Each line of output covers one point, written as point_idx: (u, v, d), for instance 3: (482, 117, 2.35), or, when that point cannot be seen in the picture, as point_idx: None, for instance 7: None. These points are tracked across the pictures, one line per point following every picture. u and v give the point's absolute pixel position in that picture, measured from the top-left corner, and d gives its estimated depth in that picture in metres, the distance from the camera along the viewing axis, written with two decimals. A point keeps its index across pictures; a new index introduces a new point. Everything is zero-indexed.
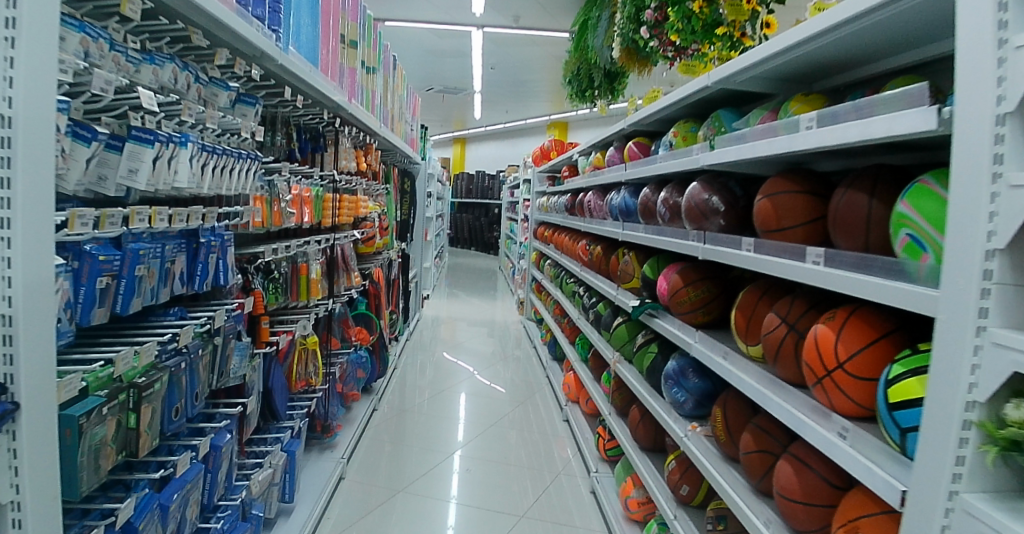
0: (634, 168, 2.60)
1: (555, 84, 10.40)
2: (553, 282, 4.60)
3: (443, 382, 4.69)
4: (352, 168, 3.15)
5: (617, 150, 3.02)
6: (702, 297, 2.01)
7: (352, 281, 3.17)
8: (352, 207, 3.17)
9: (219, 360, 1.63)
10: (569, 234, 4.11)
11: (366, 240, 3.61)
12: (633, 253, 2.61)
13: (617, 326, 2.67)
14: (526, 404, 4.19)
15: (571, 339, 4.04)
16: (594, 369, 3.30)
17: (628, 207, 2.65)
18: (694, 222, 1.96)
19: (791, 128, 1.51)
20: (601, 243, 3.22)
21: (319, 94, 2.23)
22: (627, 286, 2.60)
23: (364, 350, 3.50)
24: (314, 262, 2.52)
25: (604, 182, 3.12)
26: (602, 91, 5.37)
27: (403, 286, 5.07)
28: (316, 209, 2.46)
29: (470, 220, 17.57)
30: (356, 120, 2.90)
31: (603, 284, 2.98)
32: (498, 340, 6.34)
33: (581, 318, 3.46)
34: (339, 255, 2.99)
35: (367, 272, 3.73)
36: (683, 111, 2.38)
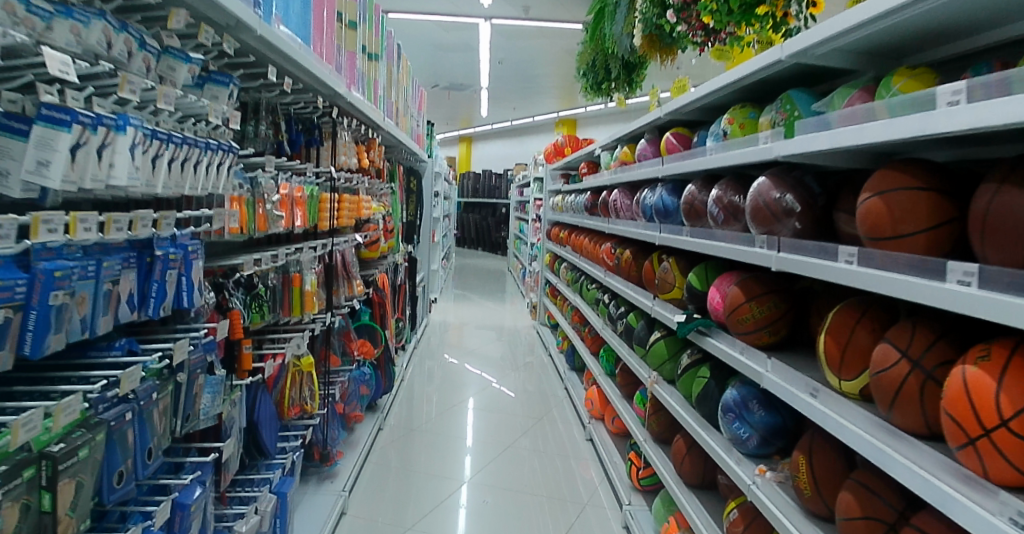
0: (674, 163, 2.26)
1: (565, 79, 10.06)
2: (572, 287, 4.27)
3: (452, 393, 4.36)
4: (353, 164, 2.83)
5: (649, 143, 2.69)
6: (768, 315, 1.68)
7: (354, 290, 2.85)
8: (353, 209, 2.84)
9: (183, 400, 1.31)
10: (589, 235, 3.77)
11: (369, 244, 3.30)
12: (672, 258, 2.27)
13: (654, 342, 2.33)
14: (544, 419, 3.86)
15: (593, 350, 3.71)
16: (623, 387, 2.97)
17: (667, 207, 2.32)
18: (761, 226, 1.62)
19: (903, 108, 1.17)
20: (630, 246, 2.89)
21: (312, 77, 1.91)
22: (666, 297, 2.27)
23: (367, 365, 3.18)
24: (309, 272, 2.20)
25: (634, 178, 2.79)
26: (620, 83, 5.02)
27: (410, 291, 4.75)
28: (310, 211, 2.14)
29: (477, 219, 17.25)
30: (356, 111, 2.57)
31: (634, 293, 2.65)
32: (510, 346, 6.00)
33: (607, 329, 3.12)
34: (339, 262, 2.67)
35: (372, 279, 3.42)
36: (735, 94, 2.04)
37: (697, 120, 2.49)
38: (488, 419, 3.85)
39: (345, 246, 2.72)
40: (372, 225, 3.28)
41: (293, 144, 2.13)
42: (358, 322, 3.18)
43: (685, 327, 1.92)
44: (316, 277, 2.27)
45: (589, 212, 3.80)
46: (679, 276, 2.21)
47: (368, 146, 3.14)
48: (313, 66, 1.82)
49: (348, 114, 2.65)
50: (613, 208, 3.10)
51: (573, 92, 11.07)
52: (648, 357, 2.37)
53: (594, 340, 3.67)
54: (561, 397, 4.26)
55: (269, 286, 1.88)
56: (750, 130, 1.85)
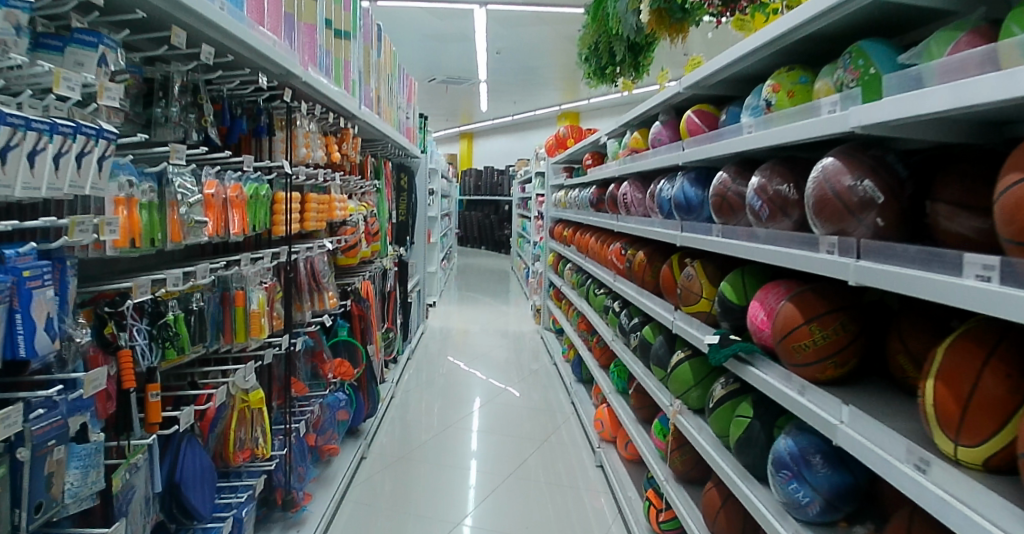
0: (699, 147, 1.86)
1: (567, 69, 9.62)
2: (577, 292, 3.87)
3: (450, 408, 3.95)
4: (322, 159, 2.44)
5: (665, 126, 2.28)
6: (834, 340, 1.29)
7: (326, 304, 2.45)
8: (322, 210, 2.44)
9: (27, 485, 0.91)
10: (596, 235, 3.37)
11: (347, 250, 2.90)
12: (697, 262, 1.88)
13: (676, 364, 1.94)
14: (550, 440, 3.39)
15: (603, 363, 3.30)
16: (638, 409, 2.56)
17: (689, 201, 1.91)
18: (826, 223, 1.22)
19: None
20: (644, 247, 2.48)
21: (250, 50, 1.53)
22: (688, 309, 1.87)
23: (347, 387, 2.78)
24: (257, 288, 1.80)
25: (647, 168, 2.38)
26: (625, 66, 4.60)
27: (402, 298, 4.36)
28: (254, 214, 1.75)
29: (480, 217, 16.82)
30: (318, 94, 2.18)
31: (650, 302, 2.26)
32: (514, 352, 5.59)
33: (619, 342, 2.72)
34: (305, 272, 2.26)
35: (350, 287, 2.98)
36: (775, 59, 1.63)
37: (723, 96, 2.08)
38: (490, 439, 3.41)
39: (314, 253, 2.31)
40: (350, 227, 2.87)
41: (231, 133, 1.74)
42: (334, 338, 2.76)
43: (720, 354, 1.53)
44: (269, 293, 1.88)
45: (595, 209, 3.39)
46: (706, 283, 1.81)
47: (343, 135, 2.67)
48: (250, 35, 1.45)
49: (311, 98, 2.25)
50: (622, 203, 2.69)
51: (576, 82, 10.63)
52: (669, 381, 1.98)
53: (605, 352, 3.26)
54: (568, 412, 3.81)
55: (195, 311, 1.48)
56: (800, 99, 1.45)
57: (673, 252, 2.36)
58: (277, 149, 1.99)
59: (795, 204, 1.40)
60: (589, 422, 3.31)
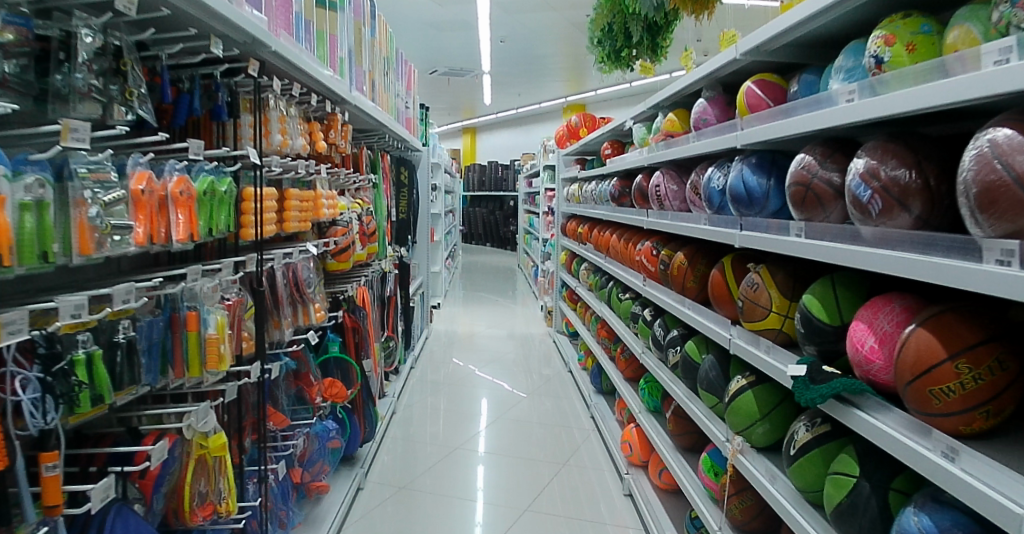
0: (765, 126, 1.49)
1: (574, 57, 9.22)
2: (595, 294, 3.51)
3: (459, 422, 3.59)
4: (307, 148, 2.08)
5: (711, 103, 1.90)
6: (988, 385, 0.92)
7: (309, 318, 2.08)
8: (304, 208, 2.07)
9: None
10: (619, 233, 2.98)
11: (337, 254, 2.51)
12: (761, 266, 1.52)
13: (736, 393, 1.59)
14: (570, 463, 3.00)
15: (630, 376, 2.92)
16: (677, 436, 2.17)
17: (751, 192, 1.55)
18: (996, 217, 0.83)
19: None
20: (683, 247, 2.12)
21: (195, 7, 1.17)
22: (751, 325, 1.52)
23: (340, 409, 2.43)
24: (218, 306, 1.45)
25: (687, 155, 2.01)
26: (643, 48, 4.17)
27: (403, 303, 4.00)
28: (210, 216, 1.39)
29: (485, 213, 16.43)
30: (294, 70, 1.80)
31: (695, 313, 1.90)
32: (524, 355, 5.22)
33: (652, 357, 2.36)
34: (284, 282, 1.89)
35: (341, 296, 2.60)
36: (871, 7, 1.25)
37: (785, 63, 1.70)
38: (501, 462, 3.01)
39: (294, 259, 1.94)
40: (341, 227, 2.50)
41: (177, 112, 1.38)
42: (324, 356, 2.38)
43: (815, 392, 1.18)
44: (235, 312, 1.52)
45: (617, 204, 3.01)
46: (777, 295, 1.45)
47: (332, 120, 2.28)
48: None
49: (287, 75, 1.87)
50: (654, 196, 2.32)
51: (583, 71, 10.17)
52: (726, 412, 1.63)
53: (632, 364, 2.88)
54: (588, 428, 3.40)
55: (122, 345, 1.13)
56: (924, 53, 1.07)
57: (720, 253, 1.99)
58: (246, 136, 1.63)
59: (918, 193, 1.06)
60: (614, 442, 2.92)
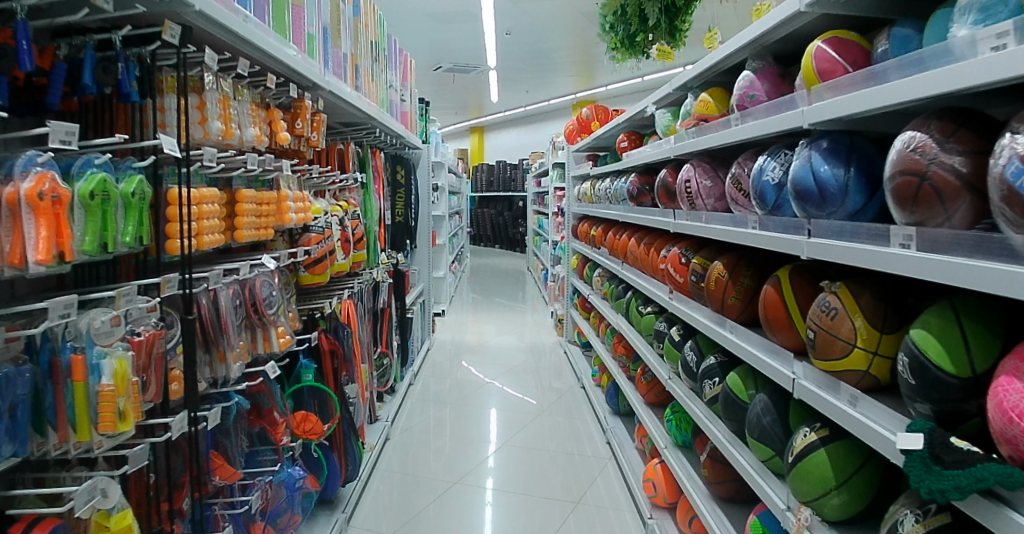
0: (844, 98, 1.14)
1: (583, 50, 8.83)
2: (611, 304, 3.14)
3: (462, 444, 3.19)
4: (265, 140, 1.73)
5: (759, 76, 1.55)
6: None
7: (266, 345, 1.71)
8: (262, 213, 1.71)
9: None
10: (639, 237, 2.60)
11: (311, 265, 2.12)
12: (838, 284, 1.19)
13: (802, 450, 1.23)
14: (585, 501, 2.53)
15: (653, 401, 2.52)
16: (715, 486, 1.76)
17: (822, 186, 1.21)
18: None
19: None
20: (723, 254, 1.74)
21: None
22: (822, 364, 1.18)
23: (314, 447, 2.04)
24: (120, 347, 1.06)
25: (726, 142, 1.64)
26: (660, 32, 3.77)
27: (399, 315, 3.64)
28: (107, 225, 1.03)
29: (494, 214, 16.05)
30: (242, 43, 1.46)
31: (743, 339, 1.54)
32: (534, 367, 4.82)
33: (682, 385, 1.98)
34: (232, 305, 1.53)
35: (319, 313, 2.20)
36: None
37: (861, 18, 1.32)
38: (508, 495, 2.60)
39: (242, 274, 1.57)
40: (315, 234, 2.12)
41: (51, 88, 1.03)
42: (296, 385, 2.00)
43: (947, 481, 0.81)
44: (139, 356, 1.11)
45: (636, 203, 2.63)
46: (863, 324, 1.11)
47: (300, 106, 1.92)
48: None
49: (230, 48, 1.53)
50: (683, 194, 1.94)
51: (592, 64, 9.75)
52: (788, 475, 1.27)
53: (655, 388, 2.48)
54: (604, 455, 2.93)
55: None
56: None
57: (769, 263, 1.60)
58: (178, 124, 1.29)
59: None
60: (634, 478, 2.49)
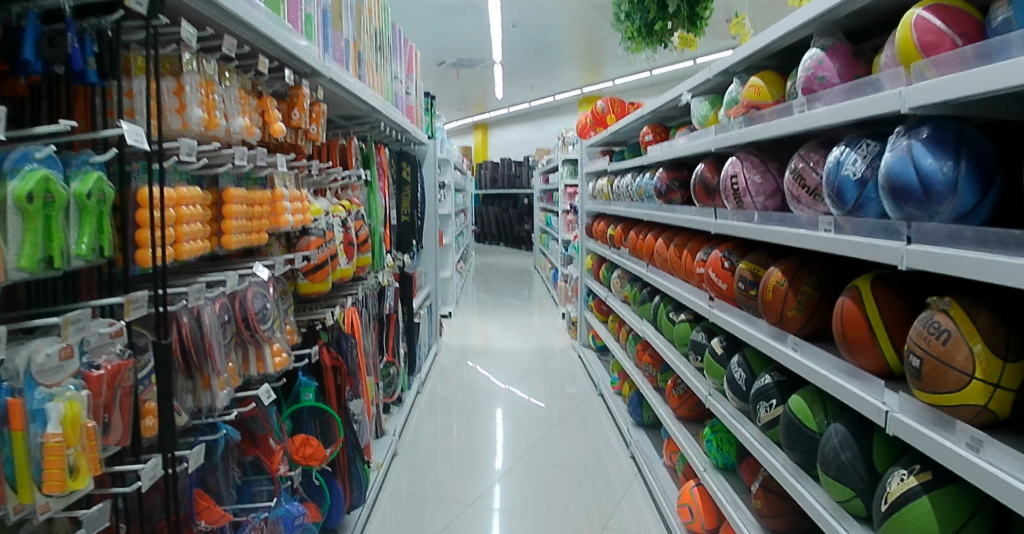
0: (949, 76, 0.94)
1: (590, 43, 8.59)
2: (633, 308, 2.93)
3: (473, 457, 2.97)
4: (257, 132, 1.52)
5: (831, 55, 1.35)
6: None
7: (259, 364, 1.51)
8: (252, 215, 1.50)
9: None
10: (668, 237, 2.39)
11: (311, 272, 1.91)
12: (949, 300, 0.96)
13: (898, 499, 0.99)
14: (610, 525, 2.30)
15: (685, 416, 2.30)
16: (769, 521, 1.51)
17: (926, 180, 0.99)
18: None
19: None
20: (780, 259, 1.52)
21: None
22: (928, 397, 0.95)
23: (314, 473, 1.82)
24: (71, 388, 0.85)
25: (785, 132, 1.43)
26: (680, 20, 3.57)
27: (405, 320, 3.43)
28: (52, 235, 0.83)
29: (499, 212, 15.82)
30: (228, 19, 1.25)
31: (807, 359, 1.33)
32: (547, 371, 4.61)
33: (728, 404, 1.76)
34: (217, 322, 1.33)
35: (320, 325, 2.00)
36: None
37: None
38: (525, 518, 2.37)
39: (230, 287, 1.36)
40: (315, 238, 1.90)
41: None
42: (295, 405, 1.79)
43: None
44: (95, 395, 0.89)
45: (664, 201, 2.42)
46: (983, 351, 0.89)
47: (297, 94, 1.70)
48: None
49: (213, 24, 1.31)
50: (727, 191, 1.73)
51: (599, 57, 9.51)
52: (879, 527, 1.03)
53: (689, 402, 2.25)
54: (629, 473, 2.72)
55: None
56: None
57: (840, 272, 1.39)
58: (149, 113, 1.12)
59: None
60: (669, 507, 2.22)
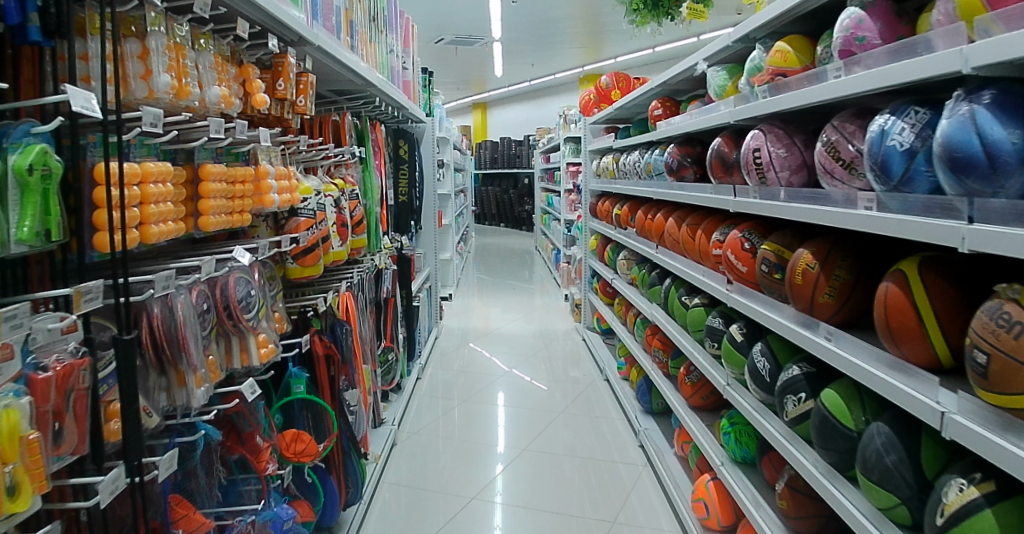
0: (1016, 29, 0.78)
1: (591, 19, 8.34)
2: (642, 290, 2.81)
3: (476, 446, 2.88)
4: (239, 103, 1.38)
5: (870, 13, 1.20)
6: None
7: (243, 356, 1.40)
8: (233, 194, 1.37)
9: None
10: (680, 217, 2.26)
11: (301, 255, 1.79)
12: (1019, 288, 0.83)
13: (955, 511, 0.89)
14: (621, 519, 2.21)
15: (697, 406, 2.21)
16: (794, 522, 1.43)
17: (994, 152, 0.86)
18: None
19: None
20: (810, 240, 1.40)
21: None
22: (992, 397, 0.84)
23: (308, 469, 1.73)
24: (12, 394, 0.74)
25: (816, 100, 1.29)
26: None
27: (404, 305, 3.31)
28: None
29: (499, 192, 15.63)
30: None
31: (840, 349, 1.22)
32: (550, 354, 4.51)
33: (750, 396, 1.66)
34: (194, 312, 1.20)
35: (312, 311, 1.88)
36: None
37: None
38: (532, 510, 2.29)
39: (205, 273, 1.22)
40: (305, 219, 1.76)
41: None
42: (286, 398, 1.70)
43: None
44: (39, 402, 0.79)
45: (675, 178, 2.28)
46: None
47: (282, 61, 1.54)
48: None
49: None
50: (749, 166, 1.60)
51: (601, 33, 9.25)
52: None
53: (703, 391, 2.15)
54: (638, 463, 2.63)
55: None
56: None
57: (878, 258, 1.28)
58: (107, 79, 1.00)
59: None
60: (681, 501, 2.12)
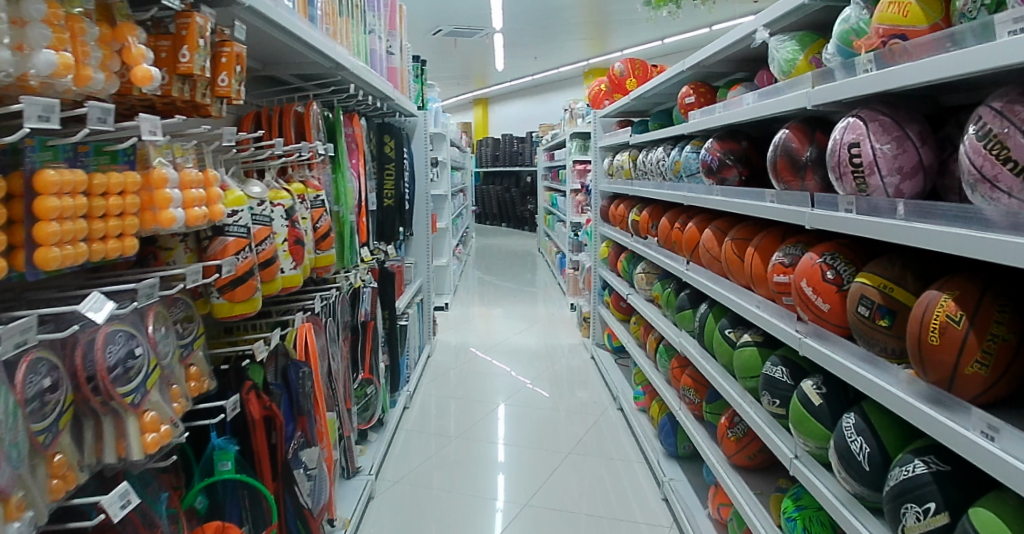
0: None
1: (595, 7, 7.88)
2: (666, 311, 2.37)
3: (469, 494, 2.44)
4: (107, 79, 0.93)
5: None
6: None
7: (118, 446, 0.97)
8: (98, 214, 0.92)
9: None
10: (721, 230, 1.83)
11: (232, 289, 1.35)
12: None
13: None
14: None
15: (741, 466, 1.78)
16: None
17: None
18: None
19: None
20: (941, 281, 0.97)
21: None
22: None
23: None
24: None
25: (957, 69, 0.82)
26: None
27: (387, 326, 2.88)
28: None
29: (500, 191, 15.20)
30: None
31: (1002, 450, 0.76)
32: (556, 371, 4.09)
33: (837, 484, 1.23)
34: (9, 410, 0.75)
35: (250, 357, 1.45)
36: None
37: None
38: None
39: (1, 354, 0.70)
40: (234, 239, 1.33)
41: None
42: (206, 479, 1.26)
43: None
44: None
45: (714, 181, 1.83)
46: None
47: (187, 22, 1.09)
48: None
49: None
50: (837, 166, 1.16)
51: (606, 24, 8.81)
52: None
53: (749, 449, 1.73)
54: (663, 523, 2.20)
55: None
56: None
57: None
58: None
59: None
60: None
